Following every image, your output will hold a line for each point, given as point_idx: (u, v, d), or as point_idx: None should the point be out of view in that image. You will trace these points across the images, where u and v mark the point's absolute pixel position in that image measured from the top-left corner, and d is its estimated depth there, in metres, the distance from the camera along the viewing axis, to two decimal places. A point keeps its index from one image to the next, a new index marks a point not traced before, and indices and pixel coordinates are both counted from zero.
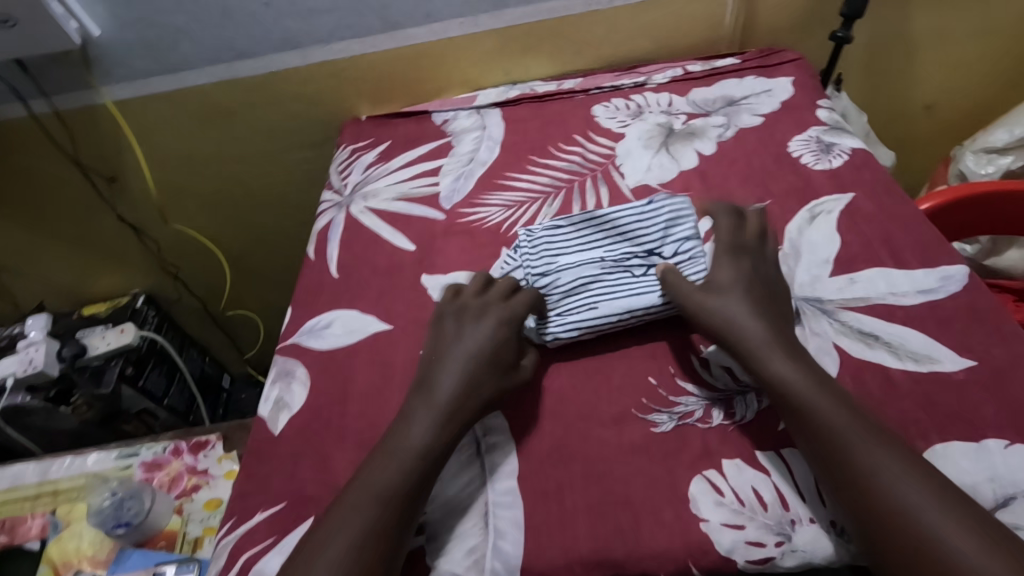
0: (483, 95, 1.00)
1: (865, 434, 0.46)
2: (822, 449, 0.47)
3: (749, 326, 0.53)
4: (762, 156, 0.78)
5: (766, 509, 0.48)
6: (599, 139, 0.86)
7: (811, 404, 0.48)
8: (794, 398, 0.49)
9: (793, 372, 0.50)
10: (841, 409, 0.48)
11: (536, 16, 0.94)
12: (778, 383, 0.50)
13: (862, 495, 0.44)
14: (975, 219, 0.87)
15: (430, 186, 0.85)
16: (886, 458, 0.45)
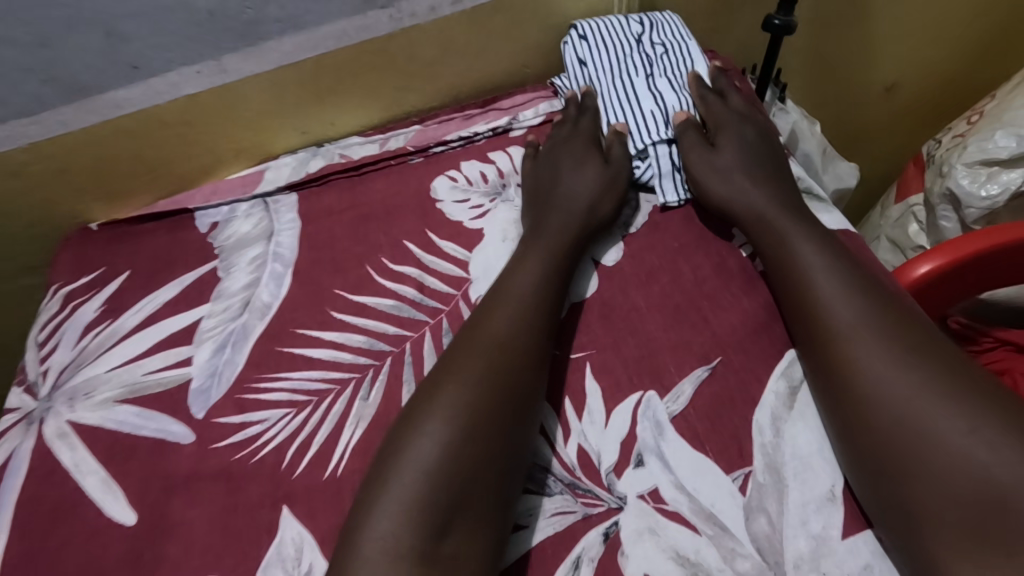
0: (273, 171, 0.65)
1: (925, 378, 0.39)
2: (862, 404, 0.39)
3: (791, 242, 0.46)
4: (695, 260, 0.49)
5: None
6: (444, 243, 0.55)
7: (862, 341, 0.41)
8: (844, 333, 0.41)
9: (797, 240, 0.46)
10: (895, 346, 0.40)
11: (321, 46, 0.59)
12: (828, 316, 0.42)
13: (919, 451, 0.37)
14: (991, 275, 0.63)
15: (176, 368, 0.51)
16: (945, 408, 0.37)
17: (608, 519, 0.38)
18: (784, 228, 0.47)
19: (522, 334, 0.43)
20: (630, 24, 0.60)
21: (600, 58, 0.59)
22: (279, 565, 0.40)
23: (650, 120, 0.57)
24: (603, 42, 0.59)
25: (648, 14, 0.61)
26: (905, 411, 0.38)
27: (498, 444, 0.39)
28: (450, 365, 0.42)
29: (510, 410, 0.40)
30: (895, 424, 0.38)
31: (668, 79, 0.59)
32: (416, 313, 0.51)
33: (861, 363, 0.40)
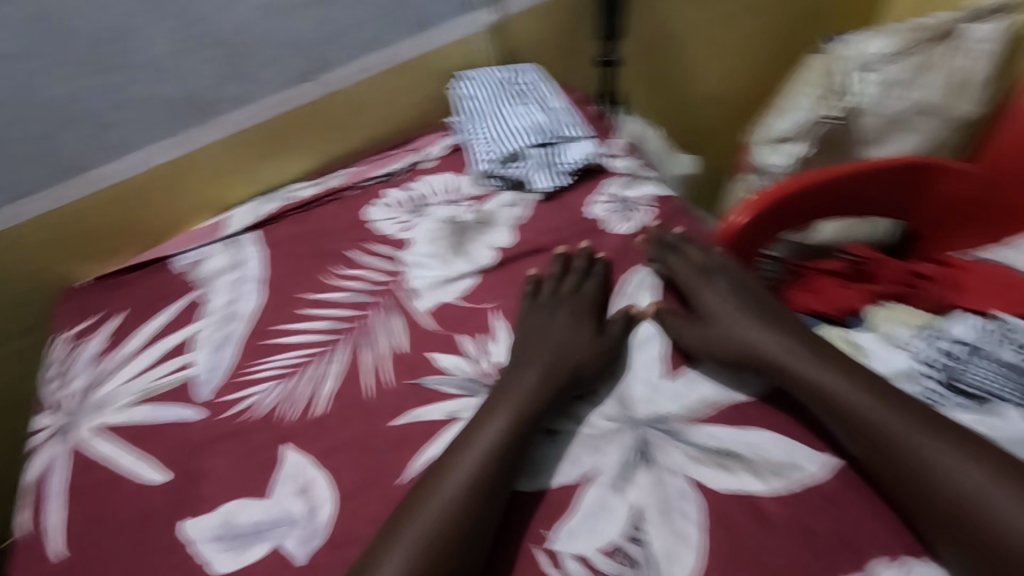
0: (235, 218, 0.80)
1: (959, 452, 0.44)
2: (902, 477, 0.44)
3: (801, 371, 0.50)
4: (562, 228, 0.68)
5: None
6: (379, 248, 0.72)
7: (886, 428, 0.46)
8: (872, 419, 0.46)
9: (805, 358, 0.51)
10: (908, 422, 0.46)
11: (263, 114, 0.76)
12: (847, 403, 0.47)
13: (965, 516, 0.41)
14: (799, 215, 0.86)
15: (180, 371, 0.65)
16: (977, 475, 0.42)
17: None
18: (799, 361, 0.51)
19: (485, 475, 0.47)
20: (502, 74, 0.81)
21: (480, 96, 0.78)
22: (286, 480, 0.53)
23: (519, 132, 0.74)
24: (482, 85, 0.79)
25: (516, 67, 0.82)
26: (950, 491, 0.42)
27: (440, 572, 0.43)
28: (425, 489, 0.47)
29: (465, 558, 0.44)
30: (911, 471, 0.44)
31: (532, 105, 0.77)
32: (363, 297, 0.67)
33: (894, 450, 0.44)
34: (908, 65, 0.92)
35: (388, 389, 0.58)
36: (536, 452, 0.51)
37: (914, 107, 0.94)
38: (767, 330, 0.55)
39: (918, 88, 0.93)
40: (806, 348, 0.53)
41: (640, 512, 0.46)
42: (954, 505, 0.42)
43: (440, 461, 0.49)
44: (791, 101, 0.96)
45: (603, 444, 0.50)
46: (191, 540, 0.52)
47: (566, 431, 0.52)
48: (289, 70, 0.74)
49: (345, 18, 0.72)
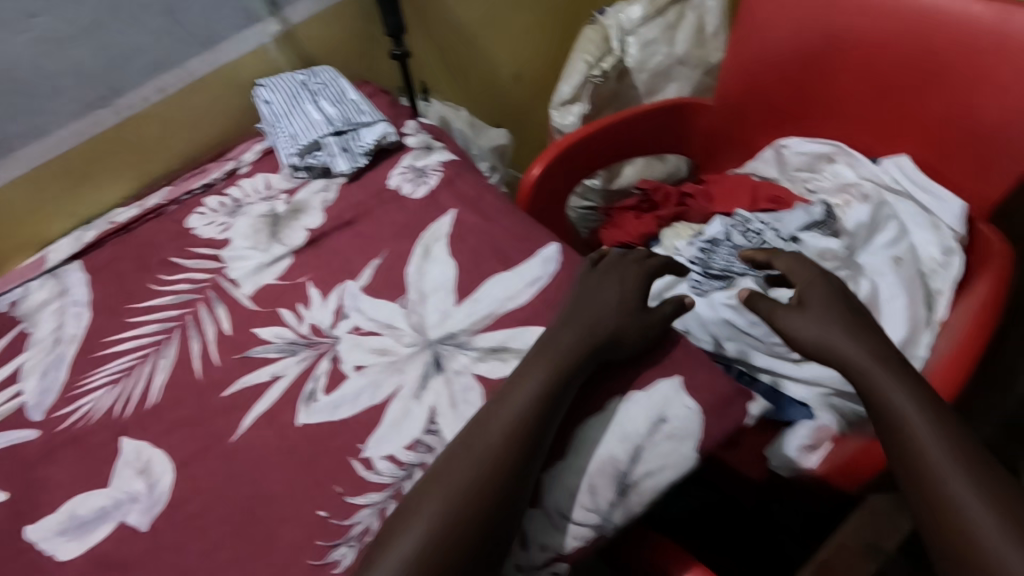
0: (53, 251, 0.81)
1: (979, 483, 0.50)
2: (928, 474, 0.51)
3: (886, 389, 0.57)
4: (364, 201, 0.76)
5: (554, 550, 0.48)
6: (201, 251, 0.76)
7: (933, 443, 0.52)
8: (909, 418, 0.54)
9: (893, 389, 0.57)
10: (951, 443, 0.52)
11: (63, 145, 0.78)
12: (900, 410, 0.55)
13: (951, 522, 0.49)
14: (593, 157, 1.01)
15: (9, 400, 0.66)
16: (979, 503, 0.49)
17: (331, 351, 0.62)
18: (878, 369, 0.58)
19: (527, 423, 0.48)
20: (299, 76, 0.88)
21: (278, 98, 0.85)
22: (126, 465, 0.58)
23: (317, 126, 0.81)
24: (279, 89, 0.85)
25: (312, 68, 0.89)
26: (951, 503, 0.50)
27: (478, 511, 0.45)
28: (475, 432, 0.49)
29: (502, 500, 0.46)
30: (925, 460, 0.52)
31: (328, 101, 0.84)
32: (189, 295, 0.71)
33: (913, 446, 0.53)
34: (658, 25, 1.09)
35: (216, 368, 0.63)
36: (348, 386, 0.59)
37: (672, 59, 1.11)
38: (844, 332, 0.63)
39: (672, 43, 1.11)
40: (864, 335, 0.62)
41: (434, 411, 0.55)
42: (964, 516, 0.49)
43: (501, 390, 0.52)
44: (568, 67, 1.09)
45: (405, 366, 0.59)
46: (37, 539, 0.55)
47: (373, 363, 0.60)
48: (78, 99, 0.76)
49: (125, 42, 0.76)
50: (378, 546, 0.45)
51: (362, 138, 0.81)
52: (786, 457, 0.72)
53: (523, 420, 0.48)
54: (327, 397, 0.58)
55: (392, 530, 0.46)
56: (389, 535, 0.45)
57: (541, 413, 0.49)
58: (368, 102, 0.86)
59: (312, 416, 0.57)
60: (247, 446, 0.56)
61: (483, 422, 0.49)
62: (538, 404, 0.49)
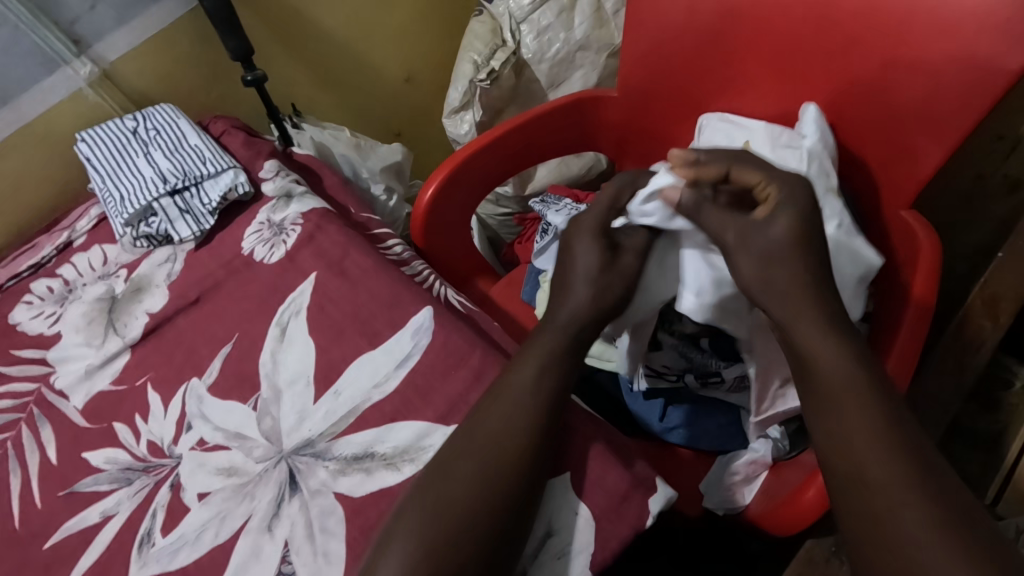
0: None
1: (920, 487, 0.41)
2: (848, 463, 0.43)
3: (816, 354, 0.47)
4: (214, 273, 0.65)
5: None
6: (26, 353, 0.64)
7: (859, 424, 0.44)
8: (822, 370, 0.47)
9: (827, 353, 0.47)
10: (887, 431, 0.43)
11: None
12: (813, 357, 0.47)
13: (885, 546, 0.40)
14: (502, 168, 0.91)
15: None
16: (898, 484, 0.41)
17: (172, 475, 0.52)
18: (810, 335, 0.48)
19: (515, 454, 0.43)
20: (127, 121, 0.74)
21: (103, 153, 0.72)
22: None
23: (149, 185, 0.69)
24: (103, 141, 0.72)
25: (143, 110, 0.76)
26: (883, 516, 0.41)
27: (471, 555, 0.40)
28: (487, 403, 0.46)
29: (494, 540, 0.40)
30: (851, 448, 0.43)
31: (163, 151, 0.72)
32: (11, 414, 0.60)
33: (839, 426, 0.45)
34: (553, 9, 0.97)
35: (39, 511, 0.53)
36: (190, 523, 0.49)
37: (572, 45, 1.00)
38: (775, 269, 0.50)
39: (570, 28, 0.99)
40: (799, 254, 0.50)
41: (288, 547, 0.46)
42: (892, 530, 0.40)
43: (461, 434, 0.45)
44: (457, 70, 1.01)
45: (255, 489, 0.49)
46: None
47: (220, 489, 0.50)
48: None
49: None
50: (399, 523, 0.41)
51: (206, 193, 0.69)
52: (720, 497, 0.66)
53: (533, 392, 0.46)
54: (164, 539, 0.49)
55: (410, 506, 0.42)
56: (405, 518, 0.41)
57: (543, 394, 0.46)
58: (212, 145, 0.73)
59: (146, 567, 0.48)
60: None
61: (497, 391, 0.47)
62: (544, 387, 0.47)
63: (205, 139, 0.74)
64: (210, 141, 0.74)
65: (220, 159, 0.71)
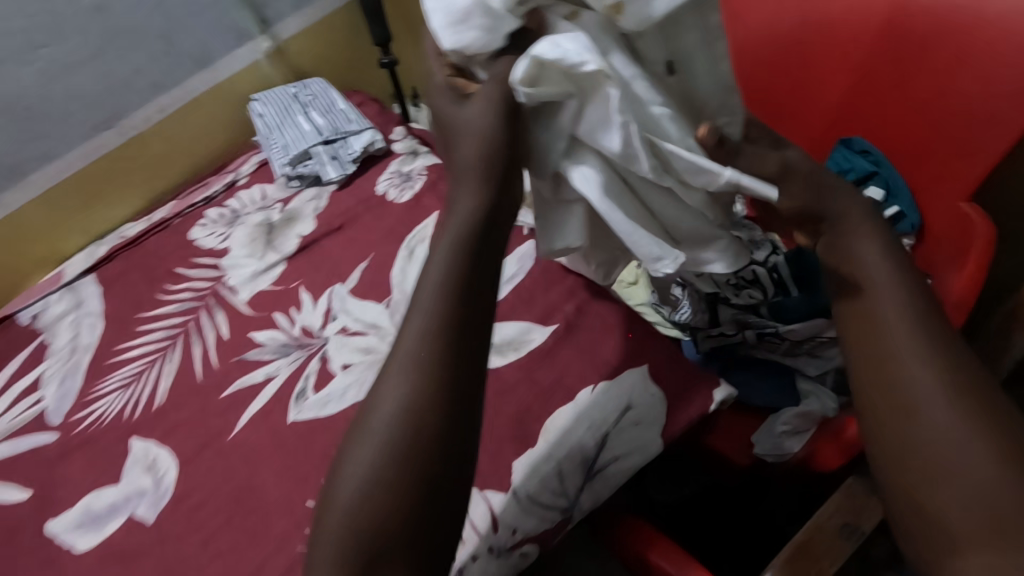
0: (70, 267, 0.86)
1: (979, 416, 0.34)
2: (883, 389, 0.37)
3: (871, 271, 0.41)
4: (355, 207, 0.79)
5: (496, 531, 0.49)
6: (202, 261, 0.81)
7: (900, 348, 0.37)
8: (910, 366, 0.36)
9: (878, 267, 0.41)
10: (936, 349, 0.37)
11: (73, 167, 0.83)
12: (868, 272, 0.41)
13: (919, 481, 0.34)
14: None
15: (33, 406, 0.72)
16: (945, 401, 0.35)
17: (321, 352, 0.65)
18: (865, 253, 0.42)
19: (445, 366, 0.36)
20: (290, 88, 0.91)
21: (271, 110, 0.88)
22: (135, 464, 0.62)
23: (305, 138, 0.85)
24: (271, 101, 0.89)
25: (301, 81, 0.92)
26: (921, 444, 0.34)
27: (412, 491, 0.33)
28: (387, 367, 0.36)
29: (434, 476, 0.34)
30: (890, 372, 0.37)
31: (316, 112, 0.88)
32: (192, 303, 0.76)
33: (884, 345, 0.38)
34: None
35: (216, 371, 0.68)
36: (336, 385, 0.62)
37: None
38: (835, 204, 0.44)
39: None
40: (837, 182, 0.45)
41: None
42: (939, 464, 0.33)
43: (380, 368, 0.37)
44: None
45: None
46: (57, 532, 0.60)
47: (360, 363, 0.63)
48: (85, 122, 0.81)
49: (125, 66, 0.81)
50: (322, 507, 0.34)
51: (350, 145, 0.85)
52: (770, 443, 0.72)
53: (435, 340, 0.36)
54: (316, 395, 0.62)
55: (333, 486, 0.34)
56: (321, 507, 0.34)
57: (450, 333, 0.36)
58: (356, 110, 0.89)
59: (302, 412, 0.61)
60: (242, 444, 0.60)
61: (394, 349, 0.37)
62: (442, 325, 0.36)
63: (350, 106, 0.89)
64: (353, 108, 0.90)
65: (363, 121, 0.87)
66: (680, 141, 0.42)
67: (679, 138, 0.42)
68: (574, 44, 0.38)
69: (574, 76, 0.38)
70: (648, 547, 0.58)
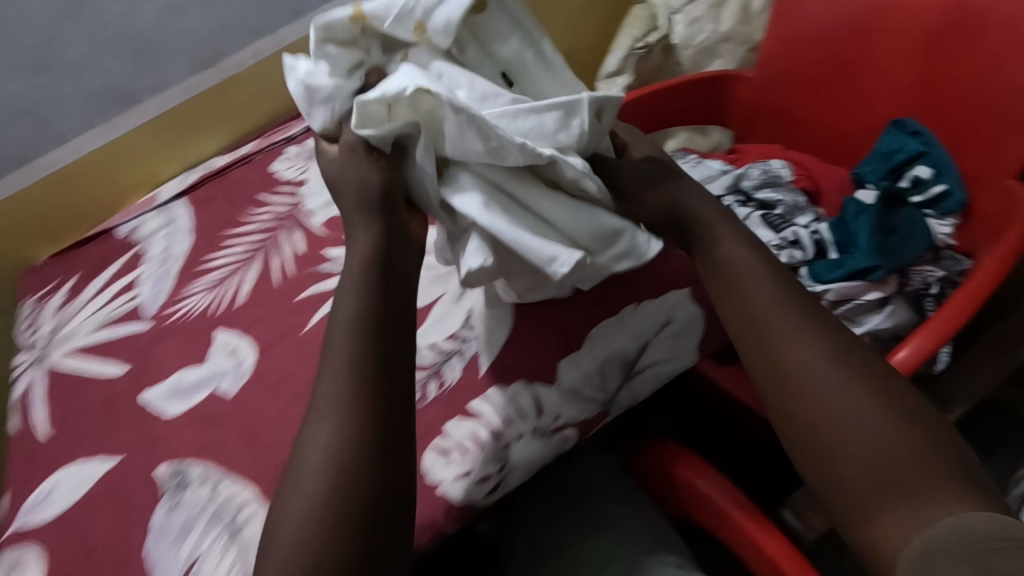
0: (163, 191, 0.96)
1: (864, 393, 0.45)
2: (791, 389, 0.47)
3: (749, 278, 0.52)
4: None
5: (540, 416, 0.54)
6: (281, 189, 0.89)
7: (783, 342, 0.49)
8: (803, 389, 0.46)
9: (745, 262, 0.52)
10: (816, 340, 0.48)
11: (175, 100, 0.93)
12: (746, 278, 0.52)
13: (829, 456, 0.44)
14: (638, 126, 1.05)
15: (130, 301, 0.81)
16: (832, 383, 0.46)
17: None
18: (736, 262, 0.53)
19: (375, 394, 0.46)
20: None
21: None
22: (218, 350, 0.70)
23: None
24: None
25: None
26: (822, 424, 0.45)
27: (372, 511, 0.42)
28: (315, 408, 0.46)
29: (390, 476, 0.44)
30: (792, 371, 0.47)
31: None
32: (272, 223, 0.84)
33: (781, 351, 0.48)
34: (707, 2, 1.14)
35: (293, 278, 0.75)
36: None
37: (716, 37, 1.15)
38: (705, 212, 0.55)
39: (717, 21, 1.14)
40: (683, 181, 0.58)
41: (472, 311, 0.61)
42: (839, 437, 0.44)
43: (303, 419, 0.47)
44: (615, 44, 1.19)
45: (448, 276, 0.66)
46: (150, 401, 0.68)
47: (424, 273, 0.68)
48: (189, 60, 0.91)
49: (229, 12, 0.91)
50: (281, 512, 0.43)
51: None
52: None
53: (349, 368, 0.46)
54: None
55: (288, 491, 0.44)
56: (280, 512, 0.43)
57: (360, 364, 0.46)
58: None
59: None
60: (313, 338, 0.67)
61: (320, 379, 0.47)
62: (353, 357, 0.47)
63: None
64: None
65: None
66: (525, 112, 0.50)
67: (542, 133, 0.51)
68: (392, 83, 0.49)
69: (410, 105, 0.50)
70: (673, 461, 0.65)
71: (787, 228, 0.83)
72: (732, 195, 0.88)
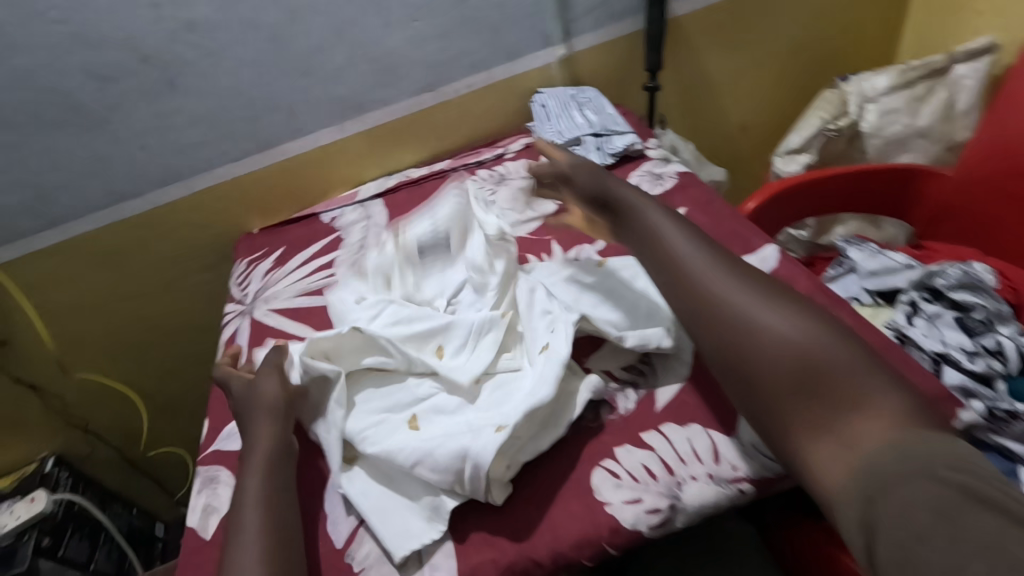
0: (364, 189, 1.08)
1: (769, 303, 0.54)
2: (708, 314, 0.55)
3: (661, 230, 0.64)
4: None
5: (717, 463, 0.56)
6: None
7: (694, 274, 0.58)
8: (728, 316, 0.54)
9: (661, 226, 0.65)
10: (726, 272, 0.58)
11: (395, 115, 1.06)
12: (663, 234, 0.63)
13: (742, 364, 0.52)
14: (808, 207, 1.04)
15: (327, 278, 0.92)
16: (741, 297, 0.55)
17: None
18: (648, 222, 0.66)
19: (285, 544, 0.54)
20: (571, 90, 1.08)
21: (553, 103, 1.05)
22: None
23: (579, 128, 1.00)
24: (554, 97, 1.06)
25: (580, 87, 1.09)
26: (734, 334, 0.53)
27: None
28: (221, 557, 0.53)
29: None
30: (706, 299, 0.56)
31: (592, 111, 1.03)
32: None
33: (688, 281, 0.58)
34: (907, 95, 1.11)
35: None
36: None
37: (912, 131, 1.12)
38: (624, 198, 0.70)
39: (915, 116, 1.12)
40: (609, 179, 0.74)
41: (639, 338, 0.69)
42: (755, 345, 0.52)
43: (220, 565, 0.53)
44: (801, 122, 1.19)
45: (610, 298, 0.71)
46: None
47: None
48: (416, 83, 1.04)
49: (458, 47, 1.03)
50: None
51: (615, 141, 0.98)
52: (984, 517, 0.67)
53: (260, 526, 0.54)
54: None
55: None
56: None
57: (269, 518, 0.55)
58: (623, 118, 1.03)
59: None
60: None
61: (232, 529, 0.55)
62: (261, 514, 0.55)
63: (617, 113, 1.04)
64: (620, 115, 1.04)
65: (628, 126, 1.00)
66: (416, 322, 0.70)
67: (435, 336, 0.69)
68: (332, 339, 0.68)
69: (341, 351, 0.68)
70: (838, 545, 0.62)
71: (987, 336, 0.77)
72: (917, 291, 0.84)
